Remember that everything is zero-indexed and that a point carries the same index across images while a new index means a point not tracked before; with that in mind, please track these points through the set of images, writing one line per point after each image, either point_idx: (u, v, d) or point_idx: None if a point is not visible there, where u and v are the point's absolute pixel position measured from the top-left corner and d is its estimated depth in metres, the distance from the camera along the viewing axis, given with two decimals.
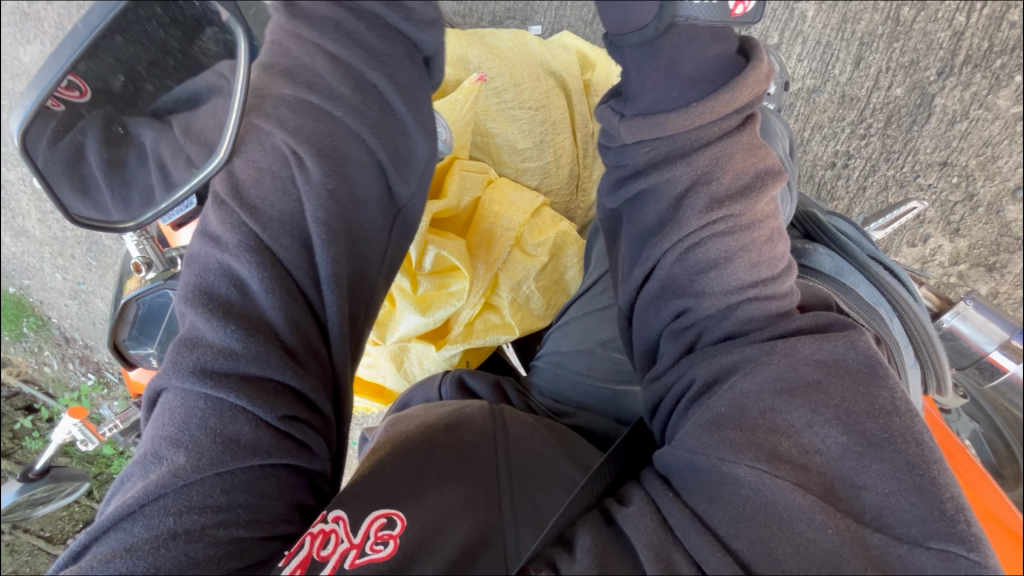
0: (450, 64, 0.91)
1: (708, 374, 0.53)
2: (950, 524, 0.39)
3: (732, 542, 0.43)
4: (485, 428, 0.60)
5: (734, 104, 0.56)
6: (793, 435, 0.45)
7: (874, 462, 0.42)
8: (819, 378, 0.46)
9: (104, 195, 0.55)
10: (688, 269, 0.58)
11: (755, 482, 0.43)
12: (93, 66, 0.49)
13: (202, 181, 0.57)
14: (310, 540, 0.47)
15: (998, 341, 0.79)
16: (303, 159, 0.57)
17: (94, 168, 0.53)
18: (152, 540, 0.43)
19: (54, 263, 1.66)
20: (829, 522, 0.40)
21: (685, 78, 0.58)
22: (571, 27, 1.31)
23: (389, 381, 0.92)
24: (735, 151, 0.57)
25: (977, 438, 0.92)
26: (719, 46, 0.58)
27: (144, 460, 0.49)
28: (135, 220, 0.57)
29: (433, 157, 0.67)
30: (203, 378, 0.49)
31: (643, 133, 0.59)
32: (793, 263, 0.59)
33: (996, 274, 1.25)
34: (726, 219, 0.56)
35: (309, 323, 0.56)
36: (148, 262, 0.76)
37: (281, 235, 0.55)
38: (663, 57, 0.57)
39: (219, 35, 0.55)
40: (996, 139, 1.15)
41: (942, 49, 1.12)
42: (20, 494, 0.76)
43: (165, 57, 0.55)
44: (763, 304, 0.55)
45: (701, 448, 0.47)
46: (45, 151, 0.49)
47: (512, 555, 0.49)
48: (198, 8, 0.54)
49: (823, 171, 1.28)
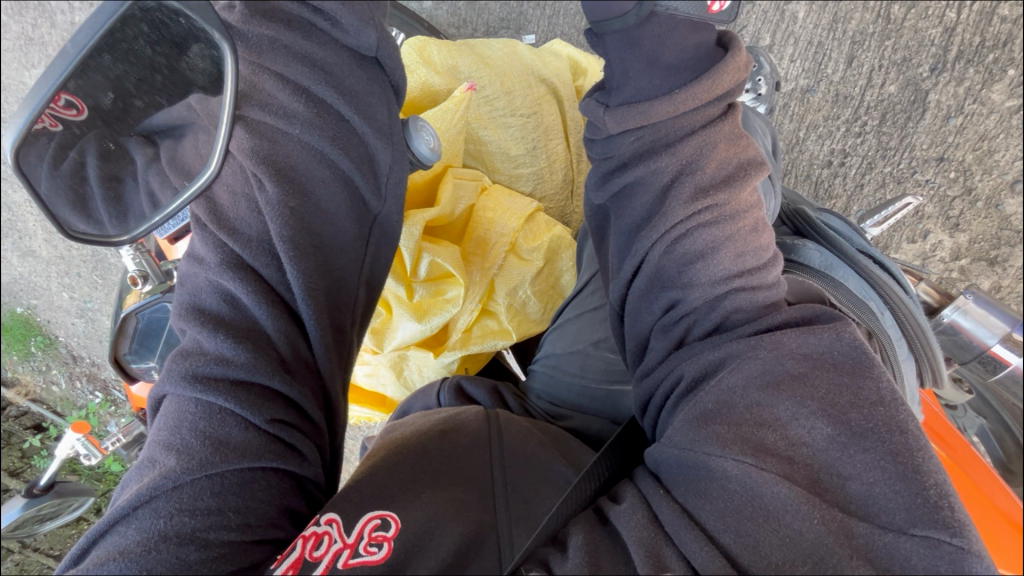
0: (439, 73, 0.91)
1: (695, 371, 0.53)
2: (934, 510, 0.39)
3: (719, 537, 0.42)
4: (479, 431, 0.61)
5: (715, 91, 0.58)
6: (780, 429, 0.45)
7: (859, 452, 0.42)
8: (804, 371, 0.47)
9: (100, 209, 0.55)
10: (675, 260, 0.59)
11: (741, 475, 0.43)
12: (83, 84, 0.49)
13: (196, 190, 0.57)
14: (302, 542, 0.48)
15: (999, 334, 0.78)
16: (262, 172, 0.59)
17: (93, 185, 0.54)
18: (144, 542, 0.44)
19: (61, 281, 1.84)
20: (814, 513, 0.40)
21: (666, 66, 0.59)
22: (564, 35, 1.33)
23: (389, 390, 0.93)
24: (718, 140, 0.59)
25: (986, 434, 0.91)
26: (701, 35, 0.60)
27: (141, 465, 0.51)
28: (130, 233, 0.57)
29: (396, 163, 0.70)
30: (194, 383, 0.50)
31: (629, 121, 0.60)
32: (778, 254, 0.60)
33: (997, 269, 1.25)
34: (712, 209, 0.57)
35: (297, 332, 0.57)
36: (143, 275, 0.79)
37: (260, 253, 0.57)
38: (646, 46, 0.59)
39: (205, 51, 0.56)
40: (992, 133, 1.16)
41: (934, 46, 1.13)
42: (25, 510, 0.76)
43: (153, 73, 0.56)
44: (749, 295, 0.56)
45: (689, 444, 0.47)
46: (47, 178, 0.50)
47: (505, 554, 0.48)
48: (184, 26, 0.54)
49: (820, 170, 1.26)
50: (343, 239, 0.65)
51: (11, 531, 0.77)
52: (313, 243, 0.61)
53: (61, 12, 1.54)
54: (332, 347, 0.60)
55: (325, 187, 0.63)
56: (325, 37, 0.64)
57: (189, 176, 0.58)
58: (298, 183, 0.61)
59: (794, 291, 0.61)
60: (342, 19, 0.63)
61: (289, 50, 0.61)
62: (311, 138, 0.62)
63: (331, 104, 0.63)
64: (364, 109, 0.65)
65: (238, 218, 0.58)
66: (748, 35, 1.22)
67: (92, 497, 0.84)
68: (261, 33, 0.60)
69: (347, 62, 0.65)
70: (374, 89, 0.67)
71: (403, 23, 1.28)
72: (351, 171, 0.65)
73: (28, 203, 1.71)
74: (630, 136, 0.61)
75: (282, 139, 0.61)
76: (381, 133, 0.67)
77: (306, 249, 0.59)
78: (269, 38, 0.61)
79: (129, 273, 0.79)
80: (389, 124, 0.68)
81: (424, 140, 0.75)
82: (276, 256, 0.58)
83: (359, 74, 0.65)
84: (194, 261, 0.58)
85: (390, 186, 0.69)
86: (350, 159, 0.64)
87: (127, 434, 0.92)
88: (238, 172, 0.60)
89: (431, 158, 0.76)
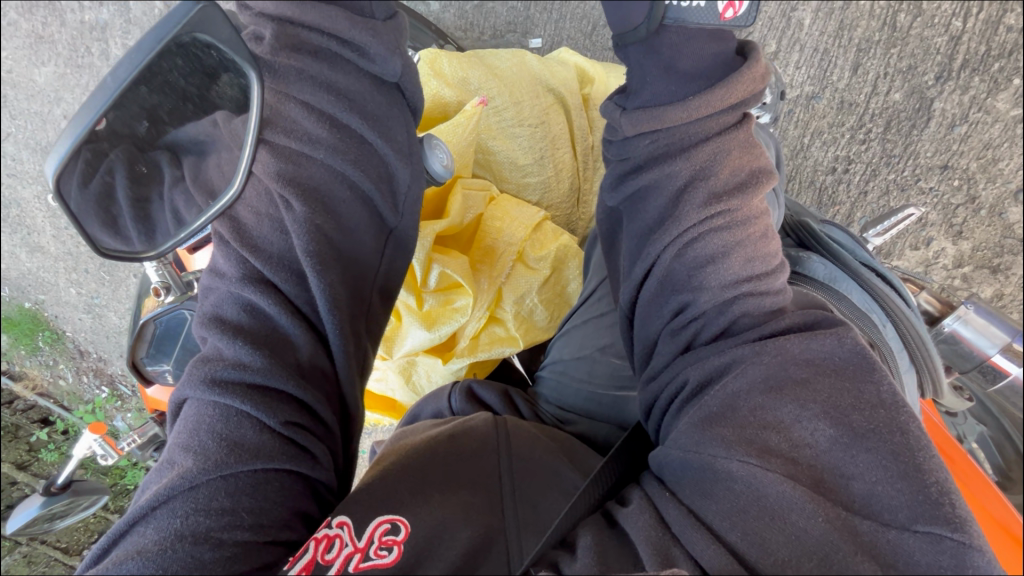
0: (451, 85, 0.92)
1: (700, 376, 0.54)
2: (934, 507, 0.41)
3: (726, 536, 0.43)
4: (488, 435, 0.62)
5: (729, 100, 0.59)
6: (784, 431, 0.46)
7: (861, 452, 0.44)
8: (806, 376, 0.48)
9: (129, 227, 0.58)
10: (686, 264, 0.60)
11: (747, 476, 0.44)
12: (120, 115, 0.51)
13: (220, 209, 0.59)
14: (315, 544, 0.50)
15: (999, 344, 0.80)
16: (279, 180, 0.60)
17: (123, 207, 0.57)
18: (160, 541, 0.46)
19: (69, 277, 1.86)
20: (819, 511, 0.41)
21: (682, 73, 0.61)
22: (570, 40, 1.35)
23: (398, 394, 0.94)
24: (732, 148, 0.60)
25: (986, 441, 0.95)
26: (719, 45, 0.61)
27: (161, 466, 0.53)
28: (156, 250, 0.61)
29: (415, 181, 0.71)
30: (212, 387, 0.52)
31: (643, 125, 0.62)
32: (786, 262, 0.62)
33: (1000, 276, 1.27)
34: (724, 214, 0.59)
35: (319, 343, 0.59)
36: (166, 285, 0.80)
37: (277, 269, 0.59)
38: (664, 54, 0.61)
39: (234, 81, 0.58)
40: (996, 142, 1.17)
41: (940, 54, 1.14)
42: (42, 509, 0.79)
43: (185, 102, 0.57)
44: (757, 300, 0.57)
45: (694, 446, 0.49)
46: (78, 194, 0.52)
47: (514, 559, 0.49)
48: (216, 58, 0.56)
49: (824, 176, 1.27)
50: (360, 247, 0.66)
51: (25, 527, 0.80)
52: (333, 253, 0.62)
53: (70, 11, 1.56)
54: (353, 352, 0.62)
55: (344, 196, 0.64)
56: (349, 66, 0.64)
57: (212, 193, 0.60)
58: (317, 191, 0.62)
59: (797, 298, 0.63)
60: (371, 49, 0.64)
61: (314, 79, 0.62)
62: (333, 162, 0.63)
63: (354, 129, 0.65)
64: (384, 132, 0.67)
65: (262, 235, 0.60)
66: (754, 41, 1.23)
67: (104, 496, 0.85)
68: (288, 64, 0.61)
69: (362, 74, 0.65)
70: (393, 113, 0.68)
71: (412, 26, 1.30)
72: (370, 191, 0.66)
73: (38, 200, 1.75)
74: (644, 140, 0.63)
75: (306, 163, 0.62)
76: (402, 154, 0.69)
77: (326, 257, 0.61)
78: (297, 69, 0.62)
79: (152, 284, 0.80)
80: (408, 145, 0.70)
81: (437, 158, 0.77)
82: (294, 270, 0.60)
83: (379, 100, 0.66)
84: (215, 274, 0.60)
85: (408, 204, 0.71)
86: (370, 180, 0.66)
87: (143, 434, 0.91)
88: (263, 194, 0.61)
89: (443, 174, 0.78)
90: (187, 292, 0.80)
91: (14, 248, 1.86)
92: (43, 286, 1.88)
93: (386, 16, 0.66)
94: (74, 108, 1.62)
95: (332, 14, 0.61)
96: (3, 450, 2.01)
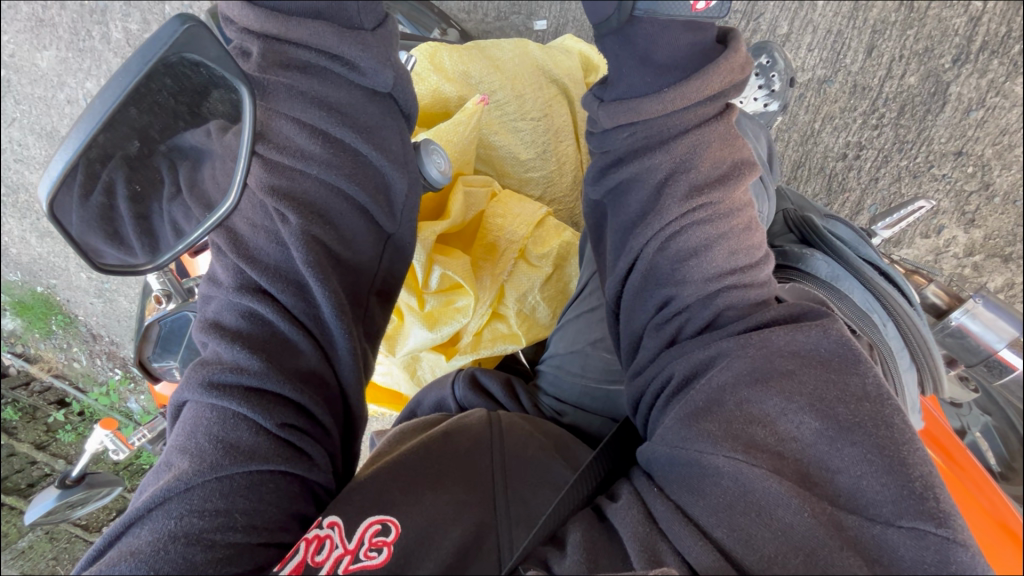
0: (450, 80, 0.90)
1: (687, 368, 0.55)
2: (919, 501, 0.40)
3: (712, 532, 0.43)
4: (481, 432, 0.62)
5: (705, 91, 0.58)
6: (770, 424, 0.46)
7: (846, 445, 0.44)
8: (792, 368, 0.48)
9: (134, 240, 0.59)
10: (670, 257, 0.60)
11: (733, 471, 0.44)
12: (109, 136, 0.50)
13: (217, 222, 0.59)
14: (305, 545, 0.49)
15: (1007, 339, 0.79)
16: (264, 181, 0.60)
17: (127, 224, 0.58)
18: (154, 542, 0.46)
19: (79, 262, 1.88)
20: (805, 506, 0.41)
21: (657, 64, 0.60)
22: (576, 21, 1.31)
23: (403, 388, 0.95)
24: (712, 140, 0.59)
25: (989, 430, 0.94)
26: (695, 34, 0.59)
27: (159, 469, 0.54)
28: (154, 262, 0.61)
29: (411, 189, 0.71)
30: (209, 390, 0.53)
31: (620, 118, 0.61)
32: (769, 254, 0.62)
33: (1011, 265, 1.25)
34: (706, 206, 0.58)
35: (303, 332, 0.59)
36: (168, 293, 0.83)
37: (272, 275, 0.59)
38: (639, 44, 0.59)
39: (226, 96, 0.58)
40: (1013, 128, 1.13)
41: (958, 36, 1.10)
42: (58, 501, 0.82)
43: (176, 120, 0.57)
44: (741, 292, 0.58)
45: (681, 442, 0.49)
46: (76, 210, 0.51)
47: (504, 554, 0.50)
48: (205, 75, 0.55)
49: (834, 163, 1.25)
50: (359, 255, 0.67)
51: (42, 517, 0.83)
52: (327, 252, 0.63)
53: None
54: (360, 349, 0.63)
55: (331, 191, 0.64)
56: (339, 79, 0.64)
57: (209, 206, 0.60)
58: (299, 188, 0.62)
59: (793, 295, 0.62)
60: (360, 62, 0.63)
61: (305, 96, 0.62)
62: (328, 175, 0.63)
63: (347, 142, 0.65)
64: (380, 142, 0.67)
65: (258, 246, 0.60)
66: (766, 23, 1.18)
67: (119, 487, 0.88)
68: (276, 81, 0.61)
69: (347, 66, 0.64)
70: (387, 122, 0.68)
71: (411, 8, 1.27)
72: (365, 201, 0.66)
73: None
74: (621, 132, 0.62)
75: (301, 177, 0.62)
76: (397, 162, 0.69)
77: (324, 261, 0.61)
78: (285, 85, 0.61)
79: (154, 291, 0.84)
80: (403, 154, 0.70)
81: (435, 163, 0.76)
82: (287, 273, 0.60)
83: (371, 109, 0.66)
84: (213, 283, 0.61)
85: (405, 211, 0.71)
86: (366, 190, 0.66)
87: (152, 429, 0.93)
88: (258, 206, 0.61)
89: (441, 179, 0.77)
90: (189, 299, 0.83)
91: (24, 234, 1.89)
92: (55, 270, 1.92)
93: (374, 23, 0.64)
94: (77, 93, 1.60)
95: (320, 30, 0.61)
96: (23, 431, 2.08)
